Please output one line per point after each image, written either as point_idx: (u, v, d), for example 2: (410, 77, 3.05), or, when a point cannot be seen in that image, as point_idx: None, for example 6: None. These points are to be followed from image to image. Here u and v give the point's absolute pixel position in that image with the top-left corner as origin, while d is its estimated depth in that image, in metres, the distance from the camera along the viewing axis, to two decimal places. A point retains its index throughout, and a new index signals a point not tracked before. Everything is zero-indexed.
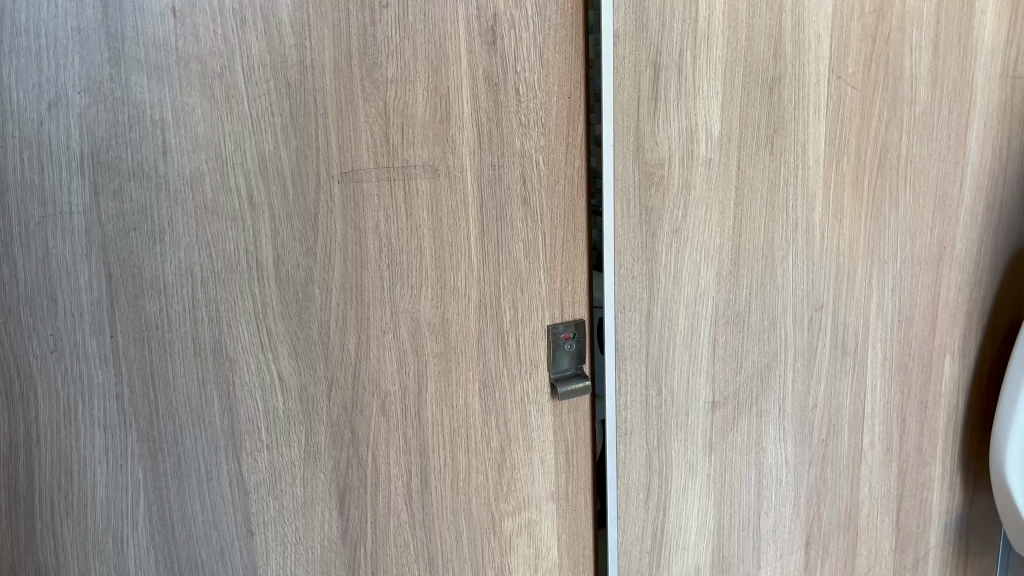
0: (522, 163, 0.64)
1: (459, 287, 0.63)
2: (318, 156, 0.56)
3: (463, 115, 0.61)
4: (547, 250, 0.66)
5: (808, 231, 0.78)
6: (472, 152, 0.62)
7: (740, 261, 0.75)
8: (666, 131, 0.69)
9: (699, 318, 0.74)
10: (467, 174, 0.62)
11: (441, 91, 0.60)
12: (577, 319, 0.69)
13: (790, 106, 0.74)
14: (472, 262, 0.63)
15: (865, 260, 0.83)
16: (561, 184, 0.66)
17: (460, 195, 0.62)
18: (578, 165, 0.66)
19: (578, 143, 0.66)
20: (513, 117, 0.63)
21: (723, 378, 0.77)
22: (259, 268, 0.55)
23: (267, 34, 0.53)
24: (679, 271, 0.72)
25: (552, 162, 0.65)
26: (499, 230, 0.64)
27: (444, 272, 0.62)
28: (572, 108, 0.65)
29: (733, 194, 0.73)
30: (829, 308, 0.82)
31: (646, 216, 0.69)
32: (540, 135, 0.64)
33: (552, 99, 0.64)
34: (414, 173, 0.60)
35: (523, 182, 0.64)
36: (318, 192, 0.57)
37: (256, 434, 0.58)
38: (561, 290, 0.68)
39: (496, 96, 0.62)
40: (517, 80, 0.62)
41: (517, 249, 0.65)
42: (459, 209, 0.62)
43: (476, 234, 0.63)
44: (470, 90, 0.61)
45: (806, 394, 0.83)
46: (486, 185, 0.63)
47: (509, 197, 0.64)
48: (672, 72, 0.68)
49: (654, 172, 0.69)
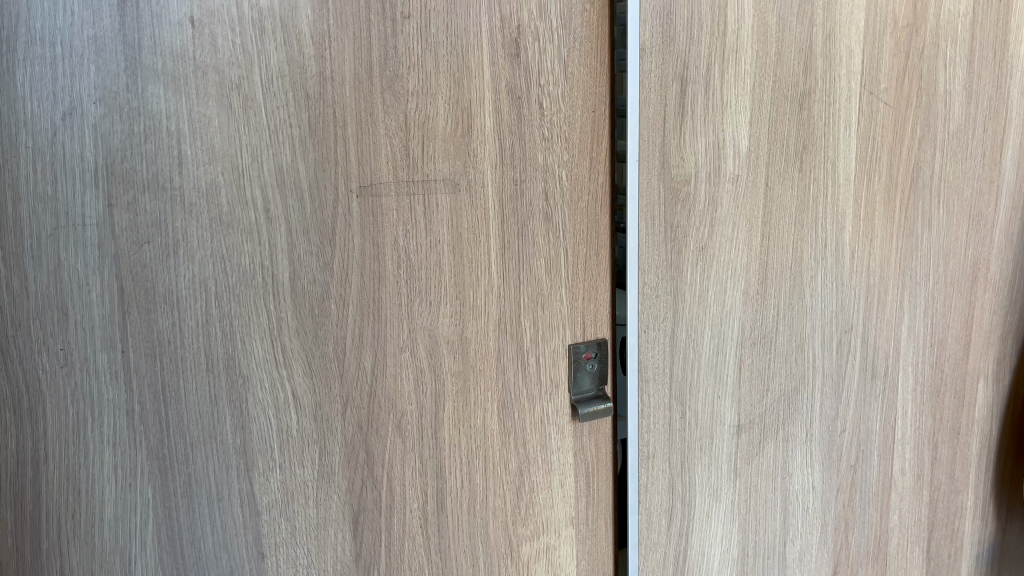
0: (544, 178, 0.62)
1: (479, 305, 0.62)
2: (336, 169, 0.55)
3: (485, 128, 0.59)
4: (569, 267, 0.65)
5: (837, 250, 0.76)
6: (494, 166, 0.60)
7: (768, 280, 0.73)
8: (692, 147, 0.67)
9: (724, 339, 0.72)
10: (489, 189, 0.60)
11: (463, 103, 0.58)
12: (598, 338, 0.67)
13: (820, 121, 0.72)
14: (493, 279, 0.62)
15: (896, 281, 0.81)
16: (585, 200, 0.64)
17: (481, 210, 0.60)
18: (603, 181, 0.65)
19: (602, 158, 0.64)
20: (536, 131, 0.61)
21: (749, 400, 0.75)
22: (274, 283, 0.54)
23: (286, 43, 0.52)
24: (705, 290, 0.70)
25: (575, 178, 0.64)
26: (520, 246, 0.62)
27: (463, 288, 0.61)
28: (597, 123, 0.64)
29: (761, 212, 0.71)
30: (859, 330, 0.79)
31: (672, 233, 0.67)
32: (563, 150, 0.63)
33: (576, 113, 0.63)
34: (434, 188, 0.58)
35: (546, 197, 0.63)
36: (336, 205, 0.55)
37: (269, 453, 0.56)
38: (583, 309, 0.66)
39: (519, 110, 0.60)
40: (541, 93, 0.61)
41: (539, 265, 0.64)
42: (480, 225, 0.61)
43: (497, 250, 0.62)
44: (493, 103, 0.59)
45: (834, 419, 0.80)
46: (507, 200, 0.61)
47: (531, 213, 0.62)
48: (699, 86, 0.66)
49: (680, 188, 0.67)
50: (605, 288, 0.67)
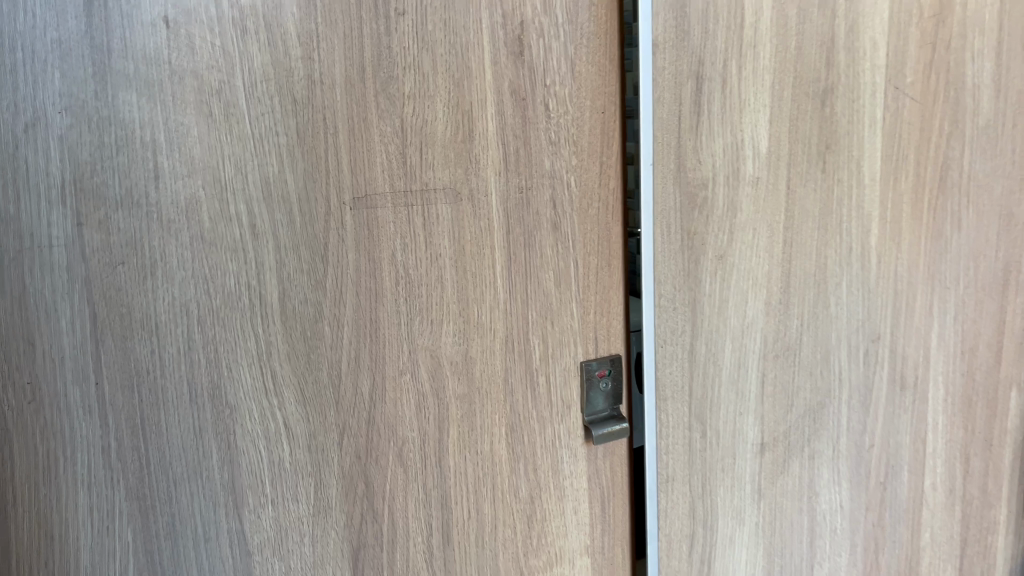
0: (552, 185, 0.59)
1: (484, 323, 0.58)
2: (327, 179, 0.51)
3: (488, 132, 0.56)
4: (580, 279, 0.61)
5: (862, 254, 0.71)
6: (498, 173, 0.57)
7: (792, 287, 0.68)
8: (709, 147, 0.63)
9: (746, 352, 0.67)
10: (493, 197, 0.57)
11: (463, 106, 0.55)
12: (612, 355, 0.63)
13: (843, 119, 0.68)
14: (499, 294, 0.58)
15: (925, 286, 0.75)
16: (595, 208, 0.61)
17: (485, 219, 0.57)
18: (614, 187, 0.61)
19: (614, 162, 0.61)
20: (543, 134, 0.58)
21: (773, 417, 0.69)
22: (262, 305, 0.50)
23: (270, 44, 0.48)
24: (724, 301, 0.65)
25: (585, 183, 0.60)
26: (527, 258, 0.59)
27: (467, 305, 0.57)
28: (606, 125, 0.60)
29: (783, 216, 0.67)
30: (887, 339, 0.74)
31: (689, 239, 0.63)
32: (571, 155, 0.59)
33: (585, 115, 0.59)
34: (434, 197, 0.55)
35: (553, 205, 0.59)
36: (328, 219, 0.51)
37: (259, 488, 0.52)
38: (595, 323, 0.62)
39: (524, 112, 0.57)
40: (546, 94, 0.58)
41: (547, 278, 0.60)
42: (483, 237, 0.57)
43: (503, 261, 0.58)
44: (495, 105, 0.56)
45: (862, 432, 0.74)
46: (514, 209, 0.58)
47: (539, 223, 0.59)
48: (716, 83, 0.62)
49: (697, 193, 0.63)
50: (618, 301, 0.63)
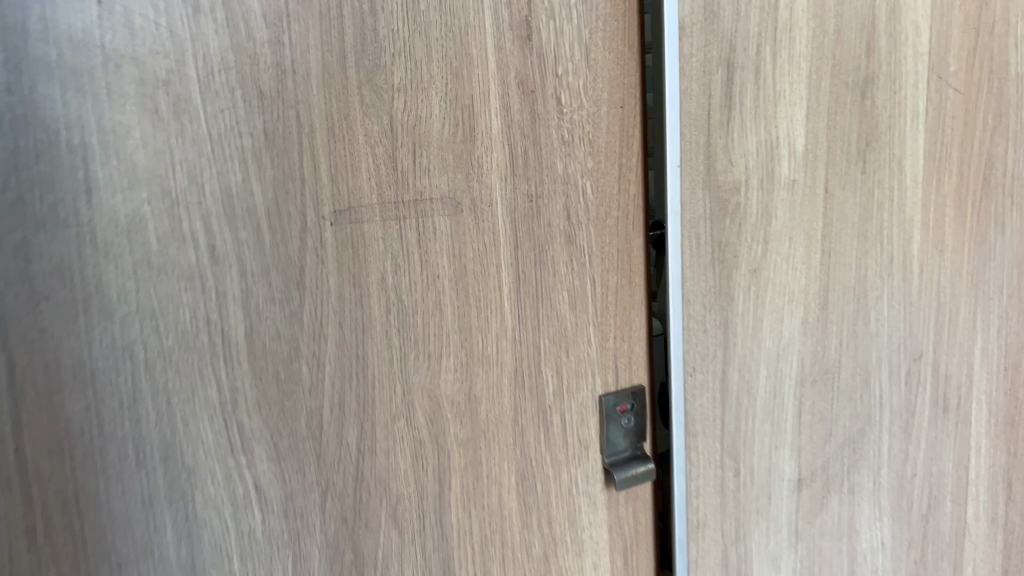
0: (565, 191, 0.51)
1: (489, 354, 0.49)
2: (303, 190, 0.42)
3: (492, 131, 0.48)
4: (597, 299, 0.53)
5: (905, 264, 0.64)
6: (503, 179, 0.49)
7: (830, 304, 0.60)
8: (742, 146, 0.55)
9: (782, 378, 0.59)
10: (498, 206, 0.49)
11: (463, 100, 0.47)
12: (635, 386, 0.55)
13: (885, 112, 0.60)
14: (506, 320, 0.50)
15: (968, 298, 0.68)
16: (614, 218, 0.53)
17: (490, 233, 0.49)
18: (635, 193, 0.54)
19: (634, 164, 0.53)
20: (554, 133, 0.50)
21: (810, 449, 0.61)
22: (225, 344, 0.41)
23: (230, 25, 0.39)
24: (759, 322, 0.57)
25: (602, 189, 0.52)
26: (538, 277, 0.51)
27: (470, 334, 0.49)
28: (625, 122, 0.52)
29: (820, 223, 0.59)
30: (929, 357, 0.67)
31: (720, 253, 0.55)
32: (586, 156, 0.51)
33: (601, 110, 0.51)
34: (430, 209, 0.46)
35: (567, 215, 0.51)
36: (304, 238, 0.43)
37: (225, 564, 0.43)
38: (614, 350, 0.54)
39: (533, 107, 0.49)
40: (557, 85, 0.50)
41: (560, 299, 0.52)
42: (488, 253, 0.49)
43: (510, 281, 0.50)
44: (500, 99, 0.48)
45: (904, 462, 0.67)
46: (522, 221, 0.50)
47: (550, 236, 0.51)
48: (748, 72, 0.54)
49: (728, 199, 0.55)
50: (640, 323, 0.55)
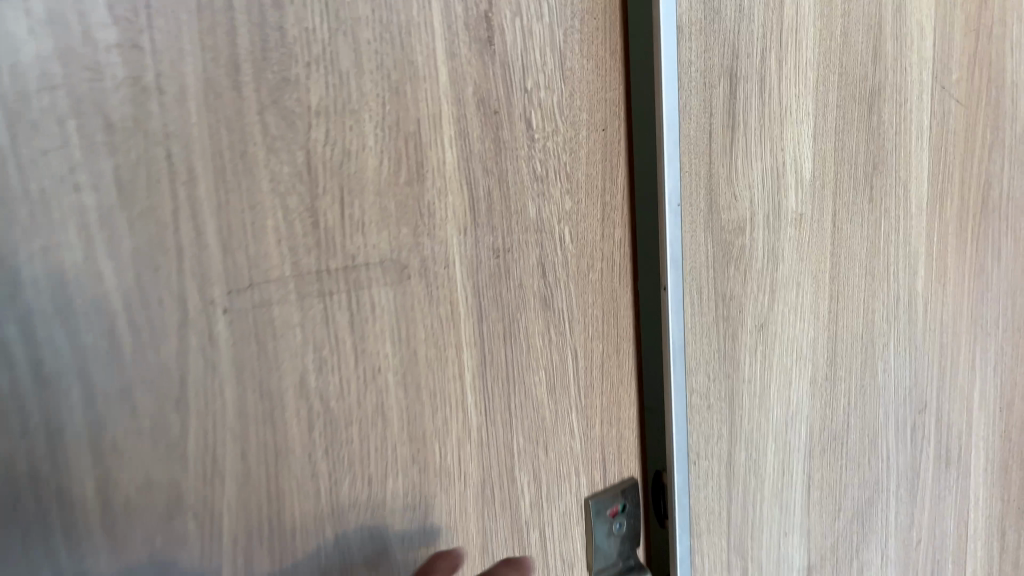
0: (539, 242, 0.39)
1: (449, 465, 0.37)
2: (181, 264, 0.29)
3: (445, 167, 0.35)
4: (579, 376, 0.41)
5: (911, 304, 0.55)
6: (462, 232, 0.36)
7: (838, 357, 0.51)
8: (747, 176, 0.44)
9: (791, 451, 0.49)
10: (457, 267, 0.36)
11: (407, 127, 0.34)
12: (624, 479, 0.44)
13: (891, 129, 0.51)
14: (469, 418, 0.37)
15: (969, 336, 0.60)
16: (596, 271, 0.41)
17: (446, 305, 0.36)
18: (620, 238, 0.42)
19: (618, 202, 0.42)
20: (524, 167, 0.38)
21: (820, 531, 0.52)
22: (66, 496, 0.28)
23: (53, 20, 0.26)
24: (766, 388, 0.47)
25: (583, 236, 0.40)
26: (508, 357, 0.39)
27: (424, 443, 0.36)
28: (607, 149, 0.41)
29: (829, 264, 0.49)
30: (933, 407, 0.58)
31: (723, 308, 0.44)
32: (563, 196, 0.39)
33: (579, 135, 0.40)
34: (366, 278, 0.33)
35: (542, 273, 0.39)
36: (185, 334, 0.29)
37: None
38: (600, 438, 0.43)
39: (496, 134, 0.37)
40: (527, 103, 0.38)
41: (535, 383, 0.40)
42: (444, 331, 0.36)
43: (474, 366, 0.37)
44: (455, 124, 0.35)
45: (910, 528, 0.58)
46: (487, 286, 0.37)
47: (523, 302, 0.39)
48: (753, 84, 0.44)
49: (733, 243, 0.44)
50: (629, 400, 0.44)
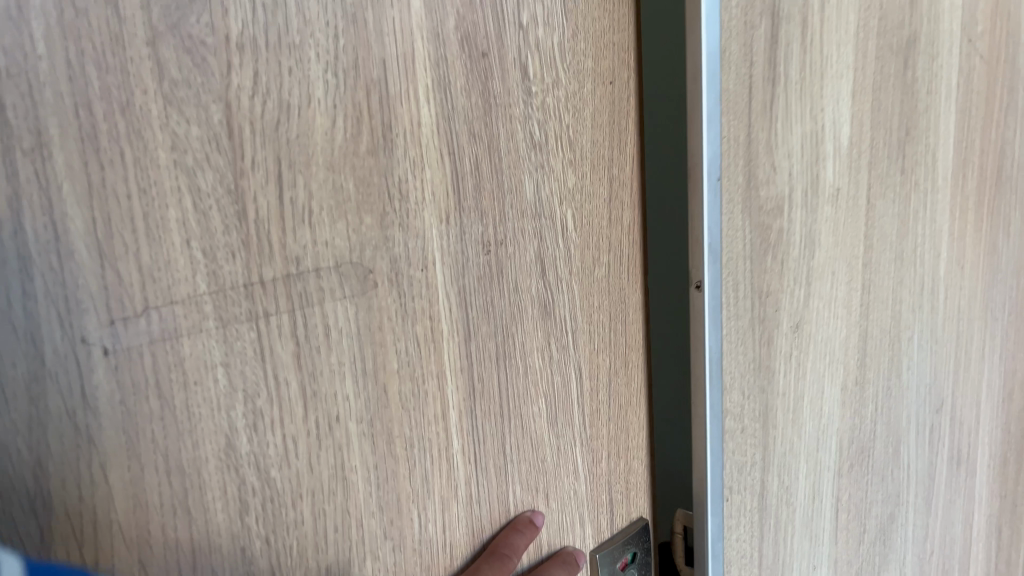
0: (538, 231, 0.27)
1: (430, 536, 0.26)
2: (29, 285, 0.18)
3: (418, 129, 0.24)
4: (584, 405, 0.31)
5: (932, 292, 0.48)
6: (445, 220, 0.25)
7: (868, 357, 0.43)
8: (787, 142, 0.35)
9: (822, 470, 0.41)
10: (438, 270, 0.25)
11: (368, 72, 0.22)
12: (634, 521, 0.34)
13: (923, 86, 0.44)
14: (455, 471, 0.27)
15: (981, 321, 0.54)
16: (605, 267, 0.30)
17: (422, 321, 0.25)
18: (629, 224, 0.31)
19: (627, 177, 0.31)
20: (517, 132, 0.26)
21: (845, 556, 0.45)
22: None
23: None
24: (800, 399, 0.39)
25: (587, 222, 0.29)
26: (500, 391, 0.28)
27: (399, 518, 0.25)
28: (615, 109, 0.29)
29: (862, 247, 0.41)
30: (949, 404, 0.52)
31: (759, 307, 0.36)
32: (566, 167, 0.28)
33: (584, 90, 0.28)
34: (320, 291, 0.22)
35: (542, 268, 0.28)
36: (36, 392, 0.19)
37: None
38: (608, 479, 0.32)
39: (484, 84, 0.25)
40: (521, 45, 0.26)
41: (535, 416, 0.29)
42: (421, 359, 0.25)
43: (460, 405, 0.26)
44: (432, 69, 0.24)
45: (925, 540, 0.52)
46: (480, 293, 0.26)
47: (520, 312, 0.28)
48: (795, 25, 0.35)
49: (770, 225, 0.35)
50: (641, 428, 0.34)
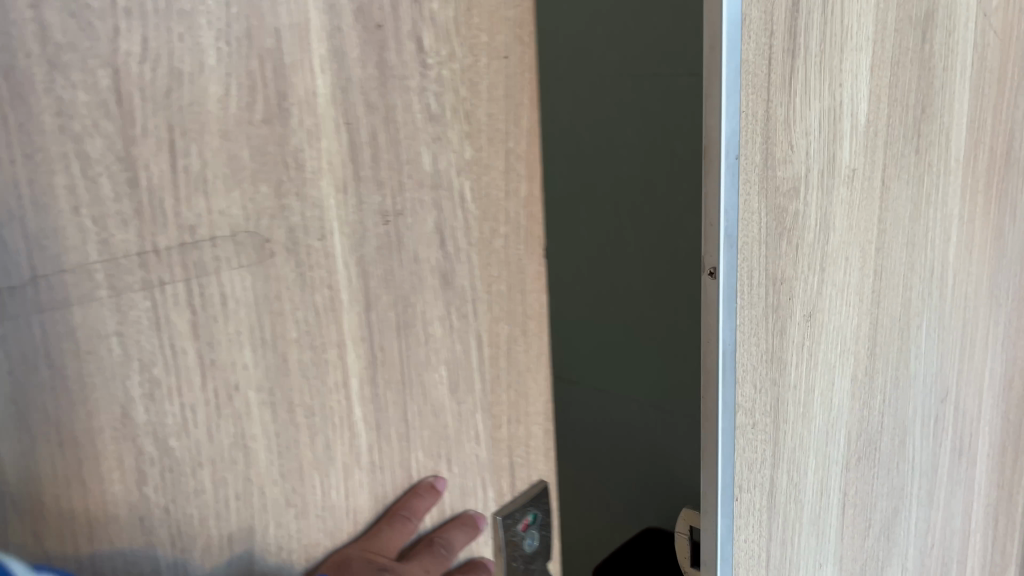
0: (436, 203, 0.27)
1: (332, 502, 0.27)
2: None
3: (313, 98, 0.23)
4: (485, 375, 0.30)
5: (942, 283, 0.52)
6: (344, 189, 0.25)
7: (879, 338, 0.48)
8: (804, 119, 0.39)
9: (832, 451, 0.46)
10: (337, 240, 0.25)
11: (258, 39, 0.22)
12: (535, 485, 0.33)
13: (940, 61, 0.47)
14: (358, 438, 0.27)
15: (988, 306, 0.58)
16: (503, 239, 0.29)
17: (325, 288, 0.25)
18: (529, 200, 0.30)
19: (523, 150, 0.29)
20: (414, 104, 0.26)
21: (852, 537, 0.49)
22: None
23: None
24: (811, 380, 0.43)
25: (484, 197, 0.28)
26: (404, 363, 0.27)
27: (298, 486, 0.26)
28: (509, 83, 0.28)
29: (874, 236, 0.46)
30: (953, 399, 0.57)
31: (775, 293, 0.40)
32: (462, 140, 0.27)
33: (475, 65, 0.27)
34: (215, 257, 0.22)
35: (442, 239, 0.27)
36: None
37: None
38: (511, 456, 0.32)
39: (380, 54, 0.25)
40: (417, 16, 0.25)
41: (436, 383, 0.28)
42: (323, 328, 0.25)
43: (365, 376, 0.26)
44: (324, 37, 0.23)
45: (928, 526, 0.56)
46: (381, 264, 0.26)
47: (424, 286, 0.27)
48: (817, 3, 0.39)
49: (788, 215, 0.40)
50: (541, 394, 0.32)
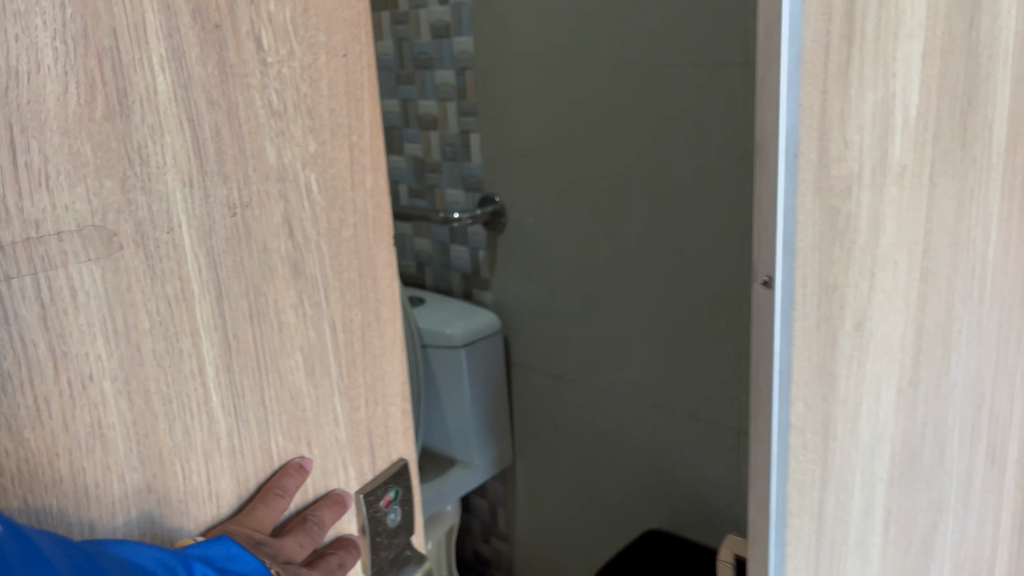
0: (283, 195, 0.28)
1: (192, 483, 0.27)
2: None
3: (152, 94, 0.24)
4: (341, 359, 0.31)
5: (982, 280, 0.51)
6: (190, 182, 0.25)
7: (923, 337, 0.47)
8: (858, 114, 0.38)
9: (880, 455, 0.47)
10: (185, 231, 0.26)
11: (93, 36, 0.23)
12: (394, 463, 0.35)
13: (987, 38, 0.45)
14: (216, 424, 0.28)
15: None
16: (351, 229, 0.31)
17: (174, 279, 0.26)
18: (376, 190, 0.32)
19: (367, 143, 0.31)
20: (258, 100, 0.27)
21: (894, 544, 0.50)
22: None
23: None
24: (861, 385, 0.44)
25: (332, 187, 0.30)
26: (260, 351, 0.28)
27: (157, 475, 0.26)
28: (350, 80, 0.30)
29: (923, 234, 0.45)
30: (988, 404, 0.55)
31: (822, 299, 0.41)
32: (306, 135, 0.28)
33: (316, 62, 0.29)
34: (59, 252, 0.23)
35: (289, 230, 0.28)
36: None
37: None
38: (370, 429, 0.33)
39: (219, 54, 0.26)
40: (253, 17, 0.26)
41: (293, 369, 0.30)
42: (175, 318, 0.26)
43: (220, 366, 0.27)
44: (161, 37, 0.24)
45: (965, 521, 0.56)
46: (229, 254, 0.27)
47: (276, 275, 0.28)
48: None
49: (837, 218, 0.40)
50: (398, 376, 0.35)
